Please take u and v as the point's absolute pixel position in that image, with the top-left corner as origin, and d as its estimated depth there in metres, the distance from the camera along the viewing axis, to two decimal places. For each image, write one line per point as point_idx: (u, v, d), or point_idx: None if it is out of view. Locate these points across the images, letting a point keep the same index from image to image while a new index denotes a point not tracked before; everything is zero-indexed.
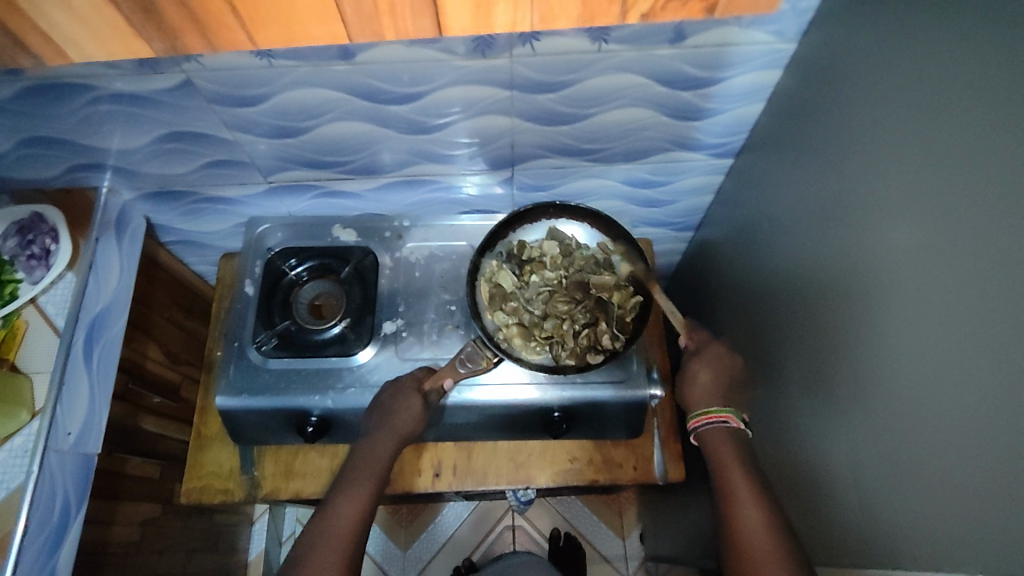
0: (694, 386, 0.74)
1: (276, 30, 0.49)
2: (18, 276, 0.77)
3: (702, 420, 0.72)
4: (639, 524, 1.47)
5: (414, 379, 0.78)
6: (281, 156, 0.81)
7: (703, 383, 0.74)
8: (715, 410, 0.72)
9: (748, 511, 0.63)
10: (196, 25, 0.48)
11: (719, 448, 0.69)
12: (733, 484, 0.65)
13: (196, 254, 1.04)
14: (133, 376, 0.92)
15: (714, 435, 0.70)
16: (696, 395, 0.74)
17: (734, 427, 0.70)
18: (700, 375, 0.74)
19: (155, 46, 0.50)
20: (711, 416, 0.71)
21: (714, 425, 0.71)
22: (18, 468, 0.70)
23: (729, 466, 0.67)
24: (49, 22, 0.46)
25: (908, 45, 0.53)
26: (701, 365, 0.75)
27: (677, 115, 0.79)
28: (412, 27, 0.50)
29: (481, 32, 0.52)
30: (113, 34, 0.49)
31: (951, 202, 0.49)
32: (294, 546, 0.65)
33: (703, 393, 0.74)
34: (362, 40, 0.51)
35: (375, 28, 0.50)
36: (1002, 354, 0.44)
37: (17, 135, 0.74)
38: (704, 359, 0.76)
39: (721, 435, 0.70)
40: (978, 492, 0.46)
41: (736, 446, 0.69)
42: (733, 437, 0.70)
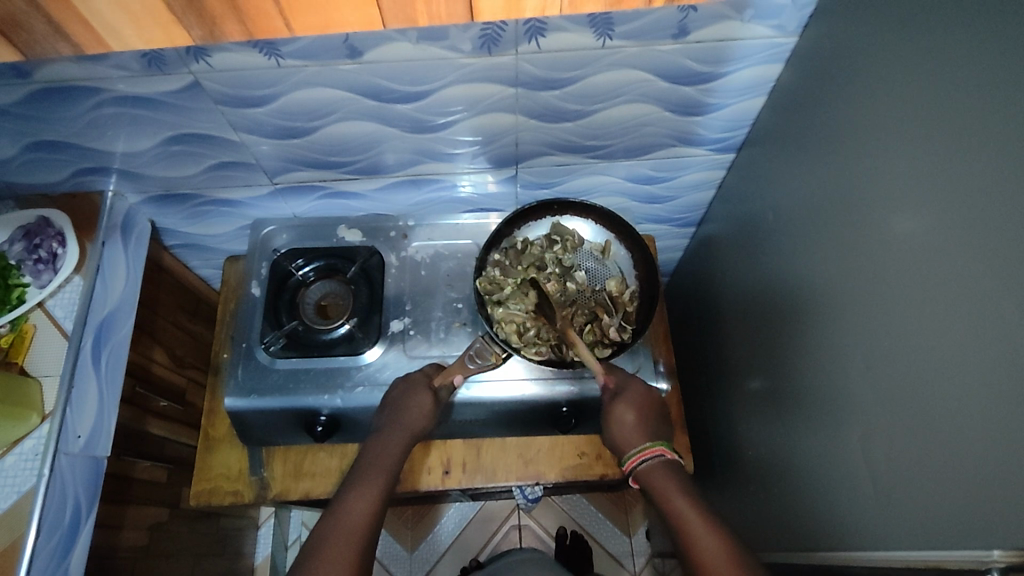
0: (621, 432, 0.77)
1: (313, 15, 0.50)
2: (25, 281, 0.77)
3: (635, 459, 0.74)
4: (644, 521, 1.47)
5: (424, 376, 0.78)
6: (286, 156, 0.81)
7: (626, 425, 0.76)
8: (647, 446, 0.74)
9: (705, 541, 0.65)
10: (234, 11, 0.49)
11: (658, 479, 0.72)
12: (684, 515, 0.67)
13: (200, 258, 1.04)
14: (139, 380, 0.92)
15: (654, 470, 0.73)
16: (624, 436, 0.76)
17: (666, 459, 0.74)
18: (623, 418, 0.76)
19: (195, 33, 0.51)
20: (646, 453, 0.74)
21: (649, 460, 0.73)
22: (28, 472, 0.70)
23: (674, 497, 0.69)
24: (94, 10, 0.47)
25: (909, 36, 0.54)
26: (622, 405, 0.77)
27: (680, 110, 0.80)
28: (444, 12, 0.51)
29: (513, 17, 0.53)
30: (153, 22, 0.49)
31: (953, 185, 0.50)
32: (306, 541, 0.66)
33: (630, 433, 0.76)
34: (396, 25, 0.52)
35: (409, 15, 0.51)
36: (1007, 332, 0.45)
37: (22, 139, 0.74)
38: (626, 401, 0.77)
39: (659, 469, 0.72)
40: (986, 475, 0.47)
41: (675, 476, 0.72)
42: (670, 468, 0.73)
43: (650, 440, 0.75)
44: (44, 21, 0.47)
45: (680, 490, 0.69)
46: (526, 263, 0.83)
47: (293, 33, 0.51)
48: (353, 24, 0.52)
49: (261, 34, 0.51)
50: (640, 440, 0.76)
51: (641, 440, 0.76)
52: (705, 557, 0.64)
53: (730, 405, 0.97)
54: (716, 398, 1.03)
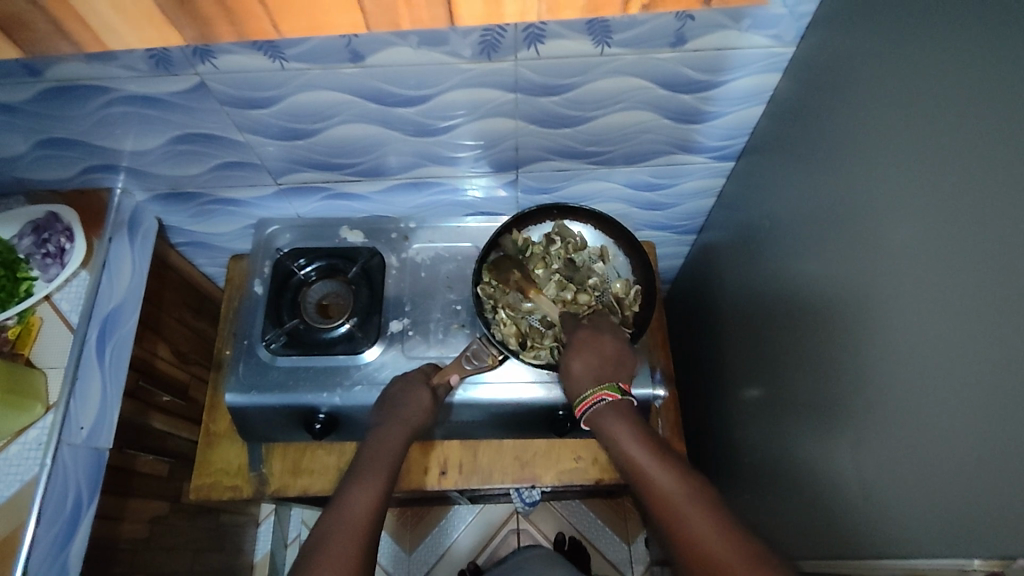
0: (572, 381, 0.74)
1: (302, 18, 0.51)
2: (32, 275, 0.79)
3: (586, 404, 0.71)
4: (644, 528, 1.47)
5: (422, 374, 0.80)
6: (291, 157, 0.82)
7: (578, 376, 0.73)
8: (586, 395, 0.72)
9: (660, 481, 0.63)
10: (225, 12, 0.50)
11: (607, 423, 0.69)
12: (636, 456, 0.65)
13: (206, 256, 1.06)
14: (143, 374, 0.94)
15: (602, 413, 0.70)
16: (575, 386, 0.73)
17: (614, 402, 0.71)
18: (573, 368, 0.73)
19: (187, 33, 0.52)
20: (591, 399, 0.71)
21: (596, 404, 0.71)
22: (32, 461, 0.71)
23: (622, 436, 0.67)
24: (91, 10, 0.48)
25: (904, 47, 0.55)
26: (573, 354, 0.74)
27: (679, 118, 0.81)
28: (426, 15, 0.51)
29: (492, 21, 0.53)
30: (148, 22, 0.51)
31: (950, 197, 0.50)
32: (308, 539, 0.64)
33: (579, 381, 0.73)
34: (379, 28, 0.53)
35: (393, 18, 0.52)
36: (1003, 343, 0.45)
37: (34, 136, 0.76)
38: (576, 350, 0.74)
39: (607, 412, 0.70)
40: (981, 483, 0.47)
41: (625, 414, 0.70)
42: (618, 406, 0.71)
43: (596, 386, 0.72)
44: (50, 21, 0.49)
45: (629, 432, 0.68)
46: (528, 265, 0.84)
47: (281, 35, 0.53)
48: (339, 27, 0.53)
49: (251, 35, 0.52)
50: (588, 386, 0.72)
51: (586, 386, 0.72)
52: (661, 495, 0.61)
53: (727, 412, 0.97)
54: (713, 405, 1.03)
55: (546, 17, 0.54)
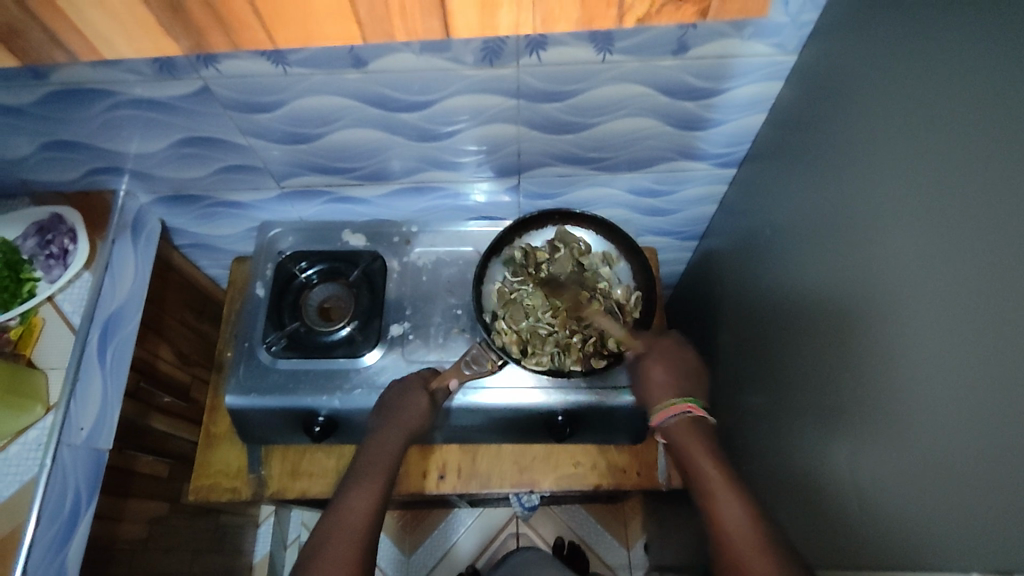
0: (652, 389, 0.75)
1: (294, 29, 0.56)
2: (36, 275, 0.80)
3: (664, 415, 0.72)
4: (643, 534, 1.46)
5: (421, 378, 0.80)
6: (293, 161, 0.83)
7: (660, 384, 0.75)
8: (676, 402, 0.72)
9: (733, 516, 0.62)
10: (218, 22, 0.54)
11: (686, 441, 0.69)
12: (713, 485, 0.64)
13: (208, 257, 1.06)
14: (144, 375, 0.94)
15: (678, 429, 0.70)
16: (656, 392, 0.75)
17: (695, 417, 0.71)
18: (654, 375, 0.75)
19: (182, 44, 0.57)
20: (674, 409, 0.71)
21: (675, 418, 0.71)
22: (31, 462, 0.72)
23: (702, 461, 0.66)
24: (85, 20, 0.53)
25: (907, 58, 0.55)
26: (654, 362, 0.76)
27: (681, 125, 0.81)
28: (420, 27, 0.56)
29: (486, 33, 0.58)
30: (143, 32, 0.55)
31: (952, 208, 0.50)
32: (307, 543, 0.65)
33: (659, 389, 0.74)
34: (374, 39, 0.58)
35: (386, 29, 0.56)
36: (1003, 358, 0.45)
37: (38, 138, 0.77)
38: (656, 358, 0.77)
39: (685, 428, 0.70)
40: (982, 496, 0.47)
41: (706, 439, 0.69)
42: (699, 428, 0.70)
43: (679, 395, 0.72)
44: None
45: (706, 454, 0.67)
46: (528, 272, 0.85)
47: (276, 45, 0.58)
48: (333, 37, 0.57)
49: (245, 45, 0.57)
50: (668, 396, 0.73)
51: (669, 396, 0.73)
52: (732, 529, 0.61)
53: (726, 419, 0.97)
54: (713, 412, 1.03)
55: (539, 29, 0.59)
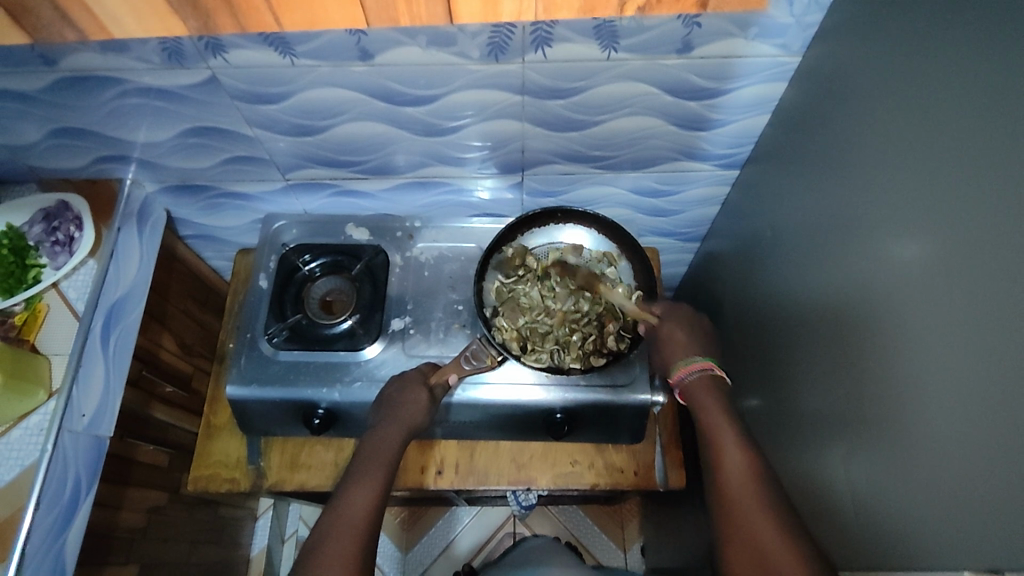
0: (670, 348, 0.75)
1: (300, 12, 0.57)
2: (42, 261, 0.81)
3: (684, 371, 0.72)
4: (641, 537, 1.46)
5: (419, 373, 0.80)
6: (299, 154, 0.83)
7: (679, 344, 0.75)
8: (696, 360, 0.73)
9: (732, 458, 0.64)
10: (227, 5, 0.56)
11: (700, 393, 0.70)
12: (713, 421, 0.67)
13: (212, 249, 1.07)
14: (146, 364, 0.94)
15: (697, 382, 0.71)
16: (674, 353, 0.75)
17: (715, 376, 0.71)
18: (675, 335, 0.75)
19: (191, 25, 0.58)
20: (695, 366, 0.72)
21: (696, 374, 0.71)
22: (31, 446, 0.73)
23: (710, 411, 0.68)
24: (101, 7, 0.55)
25: (910, 58, 0.55)
26: (673, 325, 0.76)
27: (685, 124, 0.81)
28: (424, 13, 0.58)
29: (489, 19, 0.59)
30: (152, 13, 0.56)
31: (956, 215, 0.50)
32: (309, 537, 0.65)
33: (680, 350, 0.75)
34: (377, 23, 0.59)
35: (392, 14, 0.58)
36: (1002, 364, 0.45)
37: (47, 125, 0.78)
38: (674, 320, 0.77)
39: (704, 382, 0.71)
40: (980, 498, 0.46)
41: (719, 394, 0.70)
42: (715, 384, 0.70)
43: (700, 355, 0.73)
44: None
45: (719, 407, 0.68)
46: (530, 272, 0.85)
47: (282, 28, 0.59)
48: (337, 21, 0.58)
49: (252, 28, 0.59)
50: (688, 355, 0.74)
51: (688, 355, 0.74)
52: (728, 470, 0.63)
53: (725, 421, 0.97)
54: None
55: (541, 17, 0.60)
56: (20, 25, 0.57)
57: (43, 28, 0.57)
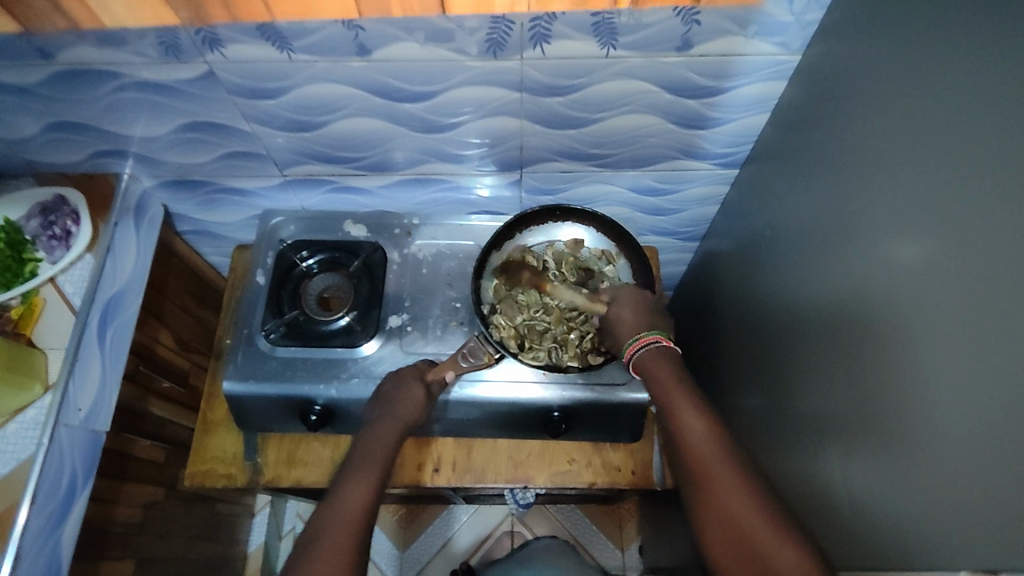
0: (619, 326, 0.74)
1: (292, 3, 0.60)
2: (38, 255, 0.81)
3: (634, 347, 0.71)
4: (638, 536, 1.46)
5: (416, 370, 0.80)
6: (297, 150, 0.83)
7: (625, 321, 0.73)
8: (646, 335, 0.71)
9: (694, 435, 0.62)
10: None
11: (653, 367, 0.68)
12: (671, 396, 0.65)
13: (211, 244, 1.07)
14: (143, 359, 0.94)
15: (648, 356, 0.69)
16: (623, 333, 0.73)
17: (665, 347, 0.70)
18: (621, 313, 0.74)
19: (183, 15, 0.61)
20: (645, 340, 0.70)
21: (646, 348, 0.70)
22: (28, 440, 0.72)
23: (668, 384, 0.66)
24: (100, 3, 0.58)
25: (909, 56, 0.55)
26: (619, 304, 0.75)
27: (684, 123, 0.81)
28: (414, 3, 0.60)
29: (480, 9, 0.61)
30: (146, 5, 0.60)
31: (956, 216, 0.49)
32: (302, 533, 0.64)
33: (627, 326, 0.73)
34: (369, 13, 0.61)
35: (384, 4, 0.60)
36: (1002, 366, 0.45)
37: (44, 118, 0.77)
38: (622, 300, 0.75)
39: (653, 355, 0.69)
40: (978, 500, 0.46)
41: (672, 366, 0.68)
42: (669, 357, 0.69)
43: (650, 328, 0.72)
44: None
45: (674, 378, 0.66)
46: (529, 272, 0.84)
47: (275, 18, 0.62)
48: (330, 10, 0.60)
49: (245, 18, 0.61)
50: (634, 331, 0.72)
51: (636, 329, 0.72)
52: (694, 448, 0.61)
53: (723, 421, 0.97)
54: None
55: (535, 8, 0.61)
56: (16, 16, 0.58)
57: None
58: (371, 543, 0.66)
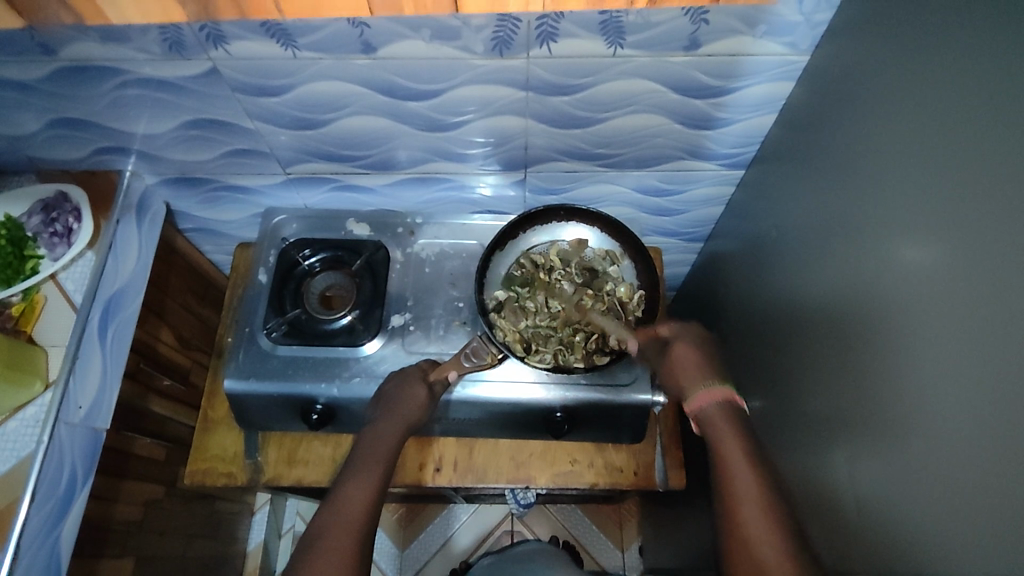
0: (681, 370, 0.69)
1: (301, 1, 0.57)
2: (40, 253, 0.80)
3: (701, 399, 0.65)
4: (639, 537, 1.46)
5: (419, 370, 0.79)
6: (300, 148, 0.83)
7: (690, 366, 0.68)
8: (715, 386, 0.65)
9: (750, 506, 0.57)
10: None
11: (718, 425, 0.63)
12: (730, 459, 0.60)
13: (213, 242, 1.06)
14: (144, 357, 0.94)
15: (713, 412, 0.64)
16: (687, 377, 0.68)
17: (733, 403, 0.64)
18: (686, 358, 0.69)
19: (191, 11, 0.58)
20: (710, 393, 0.65)
21: (711, 403, 0.64)
22: (28, 438, 0.72)
23: (729, 446, 0.61)
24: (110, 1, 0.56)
25: (919, 58, 0.54)
26: (684, 348, 0.70)
27: (690, 123, 0.80)
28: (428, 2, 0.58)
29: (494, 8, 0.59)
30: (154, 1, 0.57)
31: (963, 219, 0.49)
32: (302, 534, 0.64)
33: (693, 374, 0.67)
34: (381, 12, 0.59)
35: (395, 3, 0.58)
36: (1008, 371, 0.44)
37: (46, 115, 0.77)
38: (687, 344, 0.70)
39: (719, 411, 0.64)
40: (983, 502, 0.46)
41: (735, 425, 0.63)
42: (734, 415, 0.63)
43: (718, 381, 0.66)
44: None
45: (737, 440, 0.61)
46: (537, 280, 0.84)
47: (283, 15, 0.59)
48: (340, 9, 0.58)
49: (254, 15, 0.58)
50: (704, 380, 0.66)
51: (705, 380, 0.66)
52: (745, 520, 0.56)
53: None
54: None
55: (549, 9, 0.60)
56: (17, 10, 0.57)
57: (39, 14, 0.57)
58: (372, 544, 0.66)
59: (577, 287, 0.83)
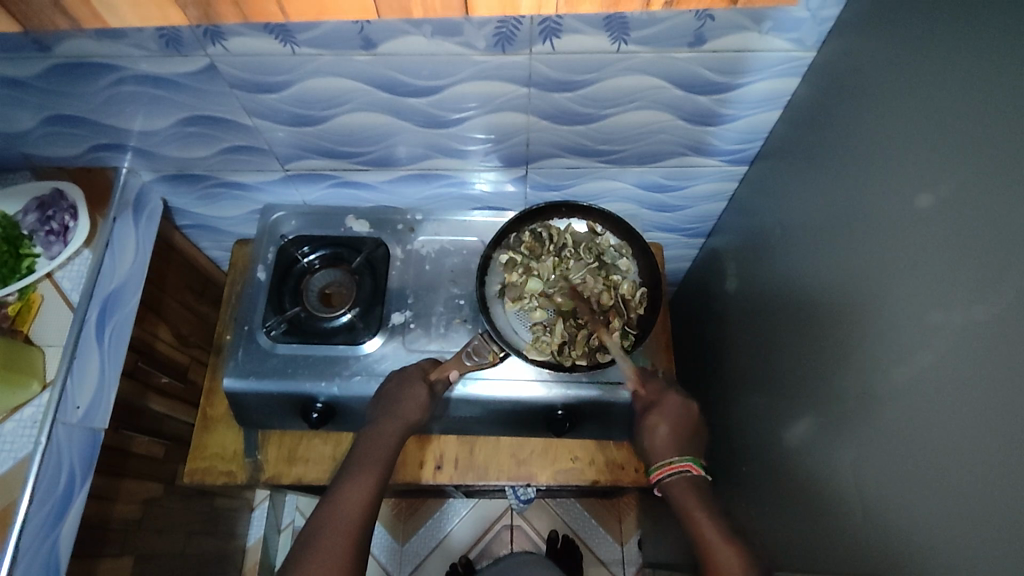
0: (655, 441, 0.74)
1: (307, 3, 0.55)
2: (36, 251, 0.78)
3: (662, 471, 0.71)
4: (638, 530, 1.46)
5: (420, 369, 0.78)
6: (298, 144, 0.81)
7: (661, 438, 0.73)
8: (676, 459, 0.71)
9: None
10: None
11: (683, 496, 0.68)
12: (705, 534, 0.64)
13: (211, 239, 1.05)
14: (142, 355, 0.93)
15: (675, 485, 0.69)
16: (655, 448, 0.73)
17: (694, 475, 0.70)
18: (657, 428, 0.74)
19: (190, 13, 0.57)
20: (673, 466, 0.70)
21: (673, 475, 0.70)
22: (26, 438, 0.71)
23: (701, 520, 0.65)
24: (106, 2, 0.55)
25: (926, 55, 0.53)
26: (659, 418, 0.75)
27: (694, 119, 0.79)
28: (437, 5, 0.56)
29: (507, 12, 0.57)
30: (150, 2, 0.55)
31: (965, 218, 0.49)
32: (298, 534, 0.64)
33: (662, 446, 0.73)
34: (389, 14, 0.57)
35: (404, 4, 0.56)
36: (1010, 371, 0.44)
37: (41, 112, 0.76)
38: (659, 412, 0.75)
39: (682, 485, 0.69)
40: (983, 500, 0.46)
41: (698, 495, 0.68)
42: (695, 487, 0.69)
43: (679, 454, 0.71)
44: None
45: (703, 510, 0.66)
46: (540, 273, 0.82)
47: (286, 17, 0.57)
48: (345, 11, 0.56)
49: (254, 17, 0.57)
50: (668, 455, 0.72)
51: (670, 453, 0.72)
52: None
53: (726, 419, 0.96)
54: (714, 410, 1.02)
55: (561, 10, 0.58)
56: (12, 13, 0.57)
57: (33, 13, 0.56)
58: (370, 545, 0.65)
59: (587, 270, 0.82)
